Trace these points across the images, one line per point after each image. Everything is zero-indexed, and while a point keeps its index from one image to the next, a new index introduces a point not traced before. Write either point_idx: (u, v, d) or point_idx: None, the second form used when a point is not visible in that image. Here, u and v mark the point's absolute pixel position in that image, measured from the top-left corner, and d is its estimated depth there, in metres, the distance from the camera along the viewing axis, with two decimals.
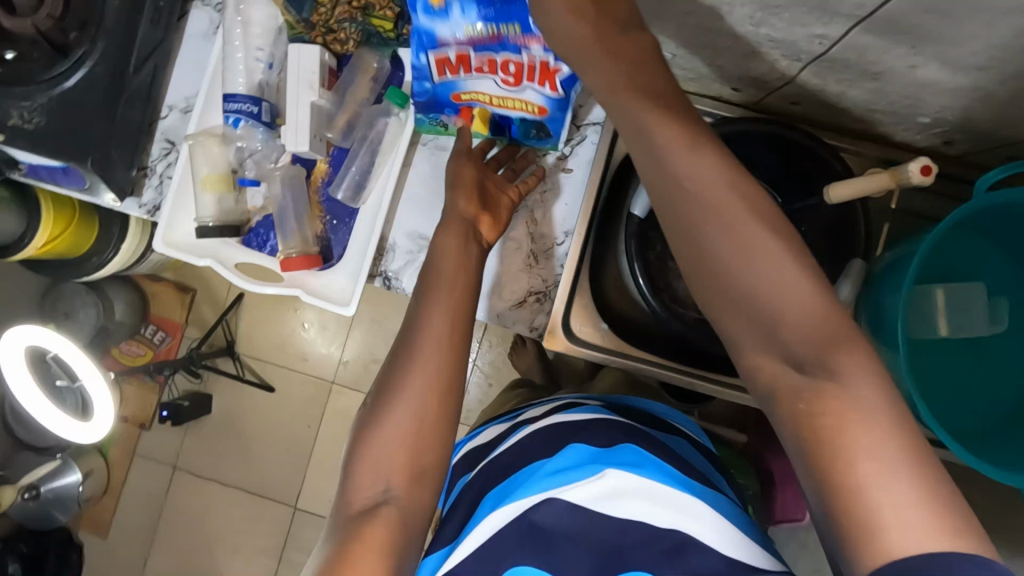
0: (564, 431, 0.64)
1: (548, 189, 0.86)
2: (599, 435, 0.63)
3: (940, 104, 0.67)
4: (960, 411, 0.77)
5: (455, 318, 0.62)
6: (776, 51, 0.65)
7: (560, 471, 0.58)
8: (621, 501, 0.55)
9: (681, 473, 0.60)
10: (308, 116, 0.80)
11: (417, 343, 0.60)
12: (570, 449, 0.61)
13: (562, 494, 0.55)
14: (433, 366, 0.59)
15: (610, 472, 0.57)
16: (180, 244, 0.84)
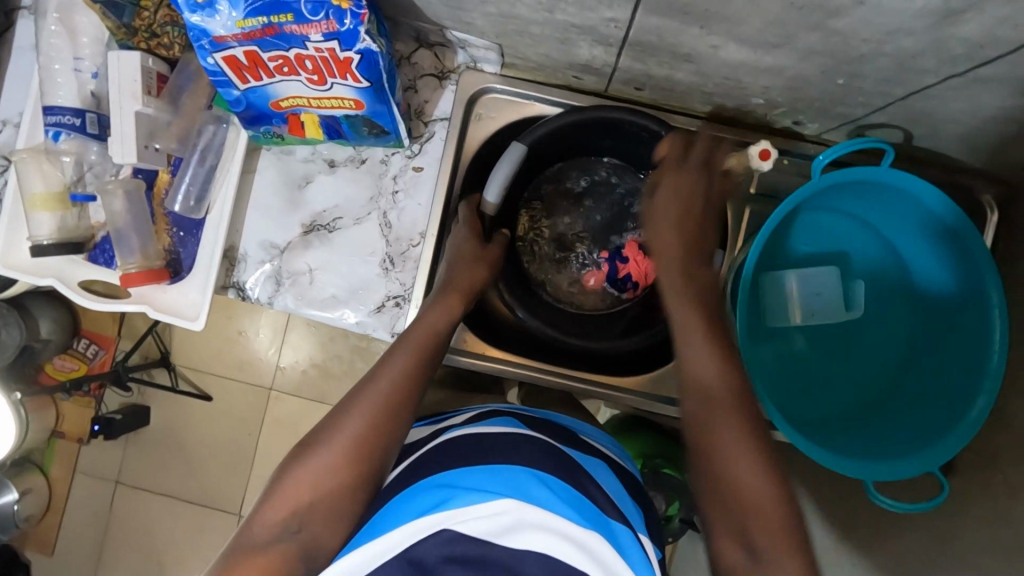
0: (471, 447, 0.62)
1: (400, 189, 0.83)
2: (508, 452, 0.62)
3: (761, 84, 0.64)
4: (813, 398, 0.76)
5: (415, 368, 0.64)
6: (588, 37, 0.63)
7: (462, 492, 0.56)
8: (520, 533, 0.53)
9: (586, 504, 0.58)
10: (133, 127, 0.76)
11: (371, 386, 0.62)
12: (476, 472, 0.58)
13: (464, 525, 0.53)
14: (381, 410, 0.60)
15: (513, 500, 0.55)
16: (17, 265, 0.81)
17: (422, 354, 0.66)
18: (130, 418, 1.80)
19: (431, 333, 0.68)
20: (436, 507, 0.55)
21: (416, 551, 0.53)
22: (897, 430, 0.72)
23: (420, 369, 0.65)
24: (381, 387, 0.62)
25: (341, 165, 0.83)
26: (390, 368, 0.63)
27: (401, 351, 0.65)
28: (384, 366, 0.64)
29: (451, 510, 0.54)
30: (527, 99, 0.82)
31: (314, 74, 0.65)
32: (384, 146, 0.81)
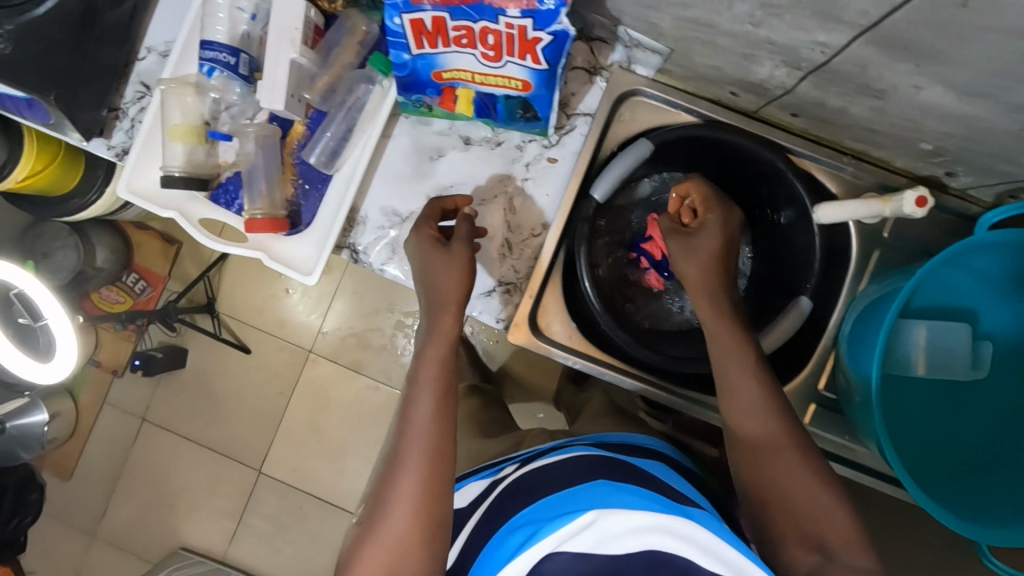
0: (550, 479, 0.64)
1: (530, 177, 0.82)
2: (578, 477, 0.63)
3: (940, 130, 0.63)
4: (913, 451, 0.75)
5: (440, 409, 0.66)
6: (776, 56, 0.61)
7: (550, 520, 0.56)
8: (615, 540, 0.53)
9: (651, 498, 0.58)
10: (286, 75, 0.75)
11: (410, 441, 0.64)
12: (555, 500, 0.60)
13: (564, 546, 0.53)
14: (426, 459, 0.63)
15: (594, 509, 0.55)
16: (145, 192, 0.81)
17: (440, 385, 0.67)
18: (167, 358, 1.80)
19: (437, 363, 0.69)
20: (531, 537, 0.55)
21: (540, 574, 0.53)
22: (1010, 492, 0.71)
23: (444, 405, 0.66)
24: (419, 436, 0.64)
25: (476, 144, 0.82)
26: (417, 416, 0.65)
27: (423, 392, 0.67)
28: (412, 414, 0.66)
29: (546, 538, 0.54)
30: (676, 108, 0.81)
31: (491, 49, 0.65)
32: (526, 131, 0.80)
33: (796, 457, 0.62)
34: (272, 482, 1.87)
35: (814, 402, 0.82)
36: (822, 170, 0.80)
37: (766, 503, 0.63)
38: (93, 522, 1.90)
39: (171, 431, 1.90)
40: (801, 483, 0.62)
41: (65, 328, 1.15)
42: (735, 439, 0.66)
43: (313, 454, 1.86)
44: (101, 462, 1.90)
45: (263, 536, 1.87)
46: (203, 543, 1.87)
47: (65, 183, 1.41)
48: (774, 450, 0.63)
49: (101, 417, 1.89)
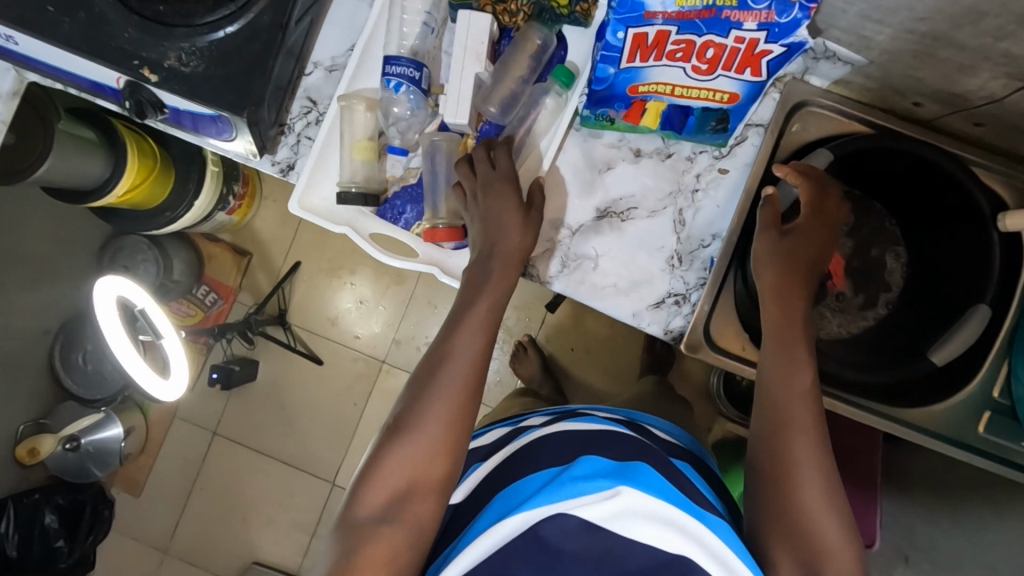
0: (580, 441, 0.67)
1: (700, 187, 0.83)
2: (610, 450, 0.66)
3: None
4: None
5: (473, 370, 0.67)
6: (1002, 67, 0.62)
7: (563, 484, 0.59)
8: (629, 520, 0.56)
9: (665, 483, 0.62)
10: (471, 89, 0.76)
11: (438, 387, 0.65)
12: (580, 464, 0.62)
13: (575, 510, 0.56)
14: (455, 406, 0.64)
15: (618, 485, 0.58)
16: (316, 209, 0.81)
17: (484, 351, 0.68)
18: (243, 371, 1.79)
19: (482, 329, 0.69)
20: (540, 496, 0.58)
21: (543, 529, 0.55)
22: None
23: (479, 366, 0.67)
24: (449, 382, 0.65)
25: (647, 156, 0.82)
26: (461, 355, 0.67)
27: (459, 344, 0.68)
28: (448, 356, 0.67)
29: (560, 500, 0.57)
30: (850, 118, 0.81)
31: (707, 63, 0.64)
32: (700, 142, 0.80)
33: (808, 440, 0.65)
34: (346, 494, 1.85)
35: (988, 409, 0.82)
36: (995, 177, 0.80)
37: (774, 470, 0.65)
38: (164, 538, 1.88)
39: (243, 445, 1.88)
40: (808, 466, 0.64)
41: (178, 353, 1.15)
42: (763, 397, 0.70)
43: None
44: (173, 476, 1.89)
45: None
46: (276, 558, 1.85)
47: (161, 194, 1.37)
48: (793, 432, 0.66)
49: (173, 432, 1.89)
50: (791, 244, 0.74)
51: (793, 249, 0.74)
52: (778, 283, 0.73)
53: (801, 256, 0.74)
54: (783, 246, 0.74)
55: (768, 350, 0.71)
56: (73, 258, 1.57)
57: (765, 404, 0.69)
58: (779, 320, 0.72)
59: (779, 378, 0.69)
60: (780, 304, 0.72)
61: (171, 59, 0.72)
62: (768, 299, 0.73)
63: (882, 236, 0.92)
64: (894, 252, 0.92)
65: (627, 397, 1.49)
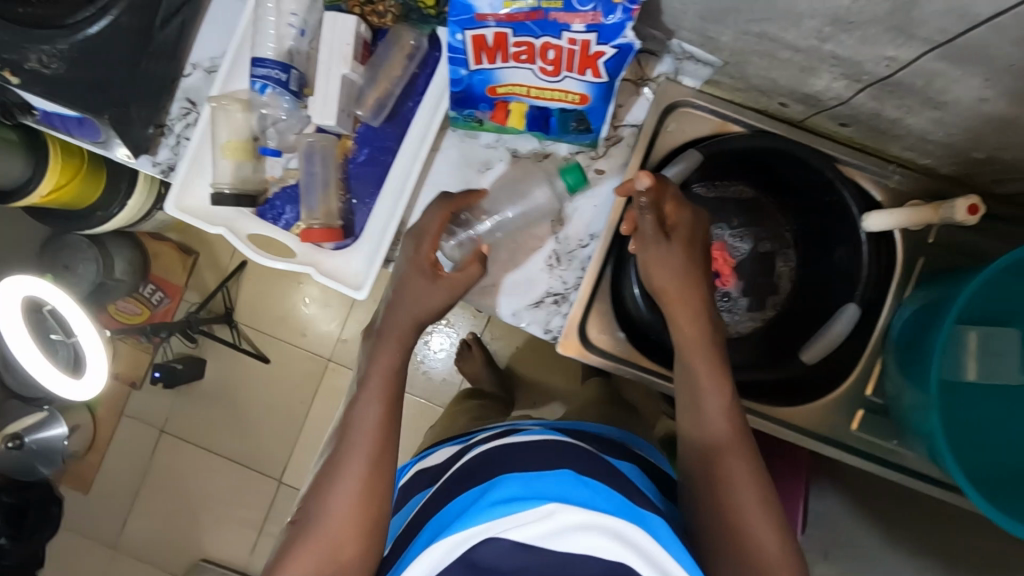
0: (521, 453, 0.66)
1: (578, 188, 0.83)
2: (536, 458, 0.64)
3: (998, 142, 0.64)
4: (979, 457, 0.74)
5: (388, 411, 0.68)
6: (837, 68, 0.62)
7: (499, 502, 0.57)
8: (569, 535, 0.53)
9: (604, 492, 0.59)
10: (338, 90, 0.76)
11: (353, 444, 0.66)
12: (518, 479, 0.59)
13: (510, 532, 0.54)
14: (367, 464, 0.65)
15: (553, 503, 0.55)
16: (193, 209, 0.81)
17: (391, 400, 0.69)
18: (188, 368, 1.80)
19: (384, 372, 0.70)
20: (476, 517, 0.56)
21: (475, 554, 0.53)
22: None
23: (394, 412, 0.69)
24: (362, 443, 0.66)
25: (524, 156, 0.83)
26: (363, 421, 0.67)
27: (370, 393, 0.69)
28: (354, 422, 0.68)
29: (493, 521, 0.55)
30: (723, 119, 0.81)
31: (551, 64, 0.65)
32: (575, 143, 0.80)
33: (746, 479, 0.66)
34: (292, 491, 1.85)
35: (862, 408, 0.83)
36: (867, 177, 0.81)
37: (715, 507, 0.65)
38: (113, 535, 1.88)
39: (192, 442, 1.88)
40: (750, 509, 0.64)
41: (95, 347, 1.14)
42: (695, 440, 0.70)
43: None
44: (123, 473, 1.89)
45: None
46: (225, 555, 1.86)
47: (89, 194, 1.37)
48: (731, 474, 0.66)
49: (121, 430, 1.88)
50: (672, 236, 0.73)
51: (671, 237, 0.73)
52: (663, 268, 0.72)
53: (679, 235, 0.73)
54: (670, 249, 0.72)
55: (684, 387, 0.72)
56: (11, 256, 1.57)
57: (699, 441, 0.70)
58: (703, 356, 0.72)
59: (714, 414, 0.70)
60: (665, 267, 0.72)
61: (32, 61, 0.71)
62: (688, 342, 0.72)
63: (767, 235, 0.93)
64: (783, 254, 0.93)
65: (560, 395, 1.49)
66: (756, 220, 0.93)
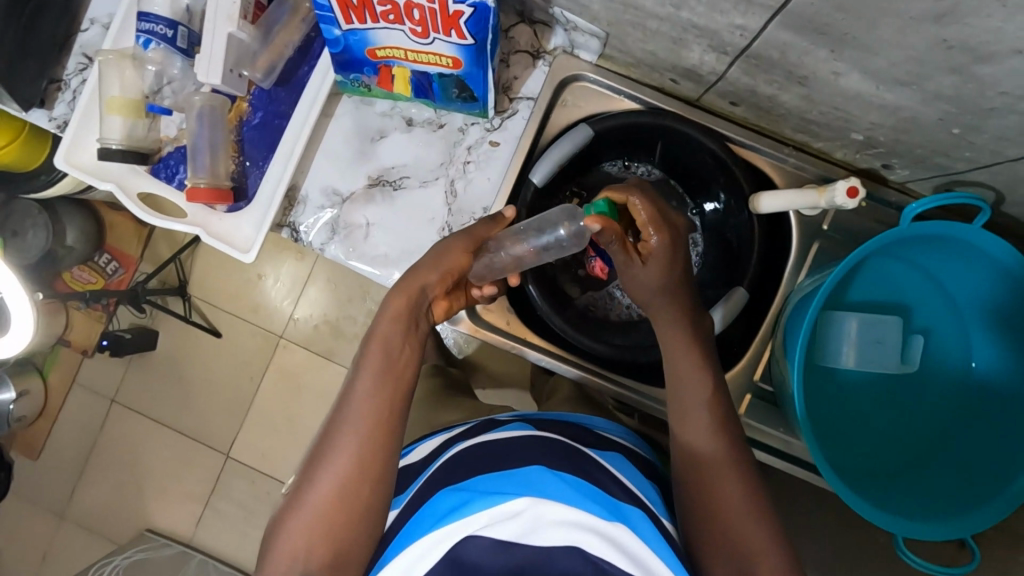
0: (491, 454, 0.64)
1: (473, 159, 0.82)
2: (516, 458, 0.63)
3: (869, 120, 0.63)
4: (865, 451, 0.73)
5: (379, 387, 0.63)
6: (703, 40, 0.61)
7: (480, 495, 0.56)
8: (543, 529, 0.53)
9: (592, 488, 0.58)
10: (224, 49, 0.75)
11: (346, 420, 0.61)
12: (491, 479, 0.59)
13: (486, 530, 0.53)
14: (359, 437, 0.60)
15: (528, 497, 0.54)
16: (83, 165, 0.81)
17: (383, 374, 0.63)
18: (138, 339, 1.65)
19: (381, 343, 0.65)
20: (452, 515, 0.55)
21: (460, 551, 0.53)
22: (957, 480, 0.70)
23: (392, 390, 0.63)
24: (355, 414, 0.61)
25: (418, 126, 0.82)
26: (360, 392, 0.62)
27: (364, 369, 0.64)
28: (350, 396, 0.63)
29: (467, 520, 0.54)
30: (618, 94, 0.80)
31: (418, 26, 0.64)
32: (467, 113, 0.80)
33: (736, 478, 0.60)
34: (243, 468, 1.68)
35: (750, 393, 0.82)
36: (762, 159, 0.80)
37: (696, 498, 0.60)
38: (53, 512, 1.72)
39: (140, 415, 1.72)
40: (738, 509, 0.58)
41: (23, 310, 1.09)
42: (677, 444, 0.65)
43: (285, 443, 1.67)
44: (71, 443, 1.73)
45: (231, 522, 1.67)
46: (171, 526, 1.69)
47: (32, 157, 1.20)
48: (718, 472, 0.60)
49: (72, 398, 1.73)
50: (661, 259, 0.68)
51: (655, 255, 0.68)
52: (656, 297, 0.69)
53: (668, 252, 0.68)
54: (646, 272, 0.68)
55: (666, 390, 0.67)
56: None
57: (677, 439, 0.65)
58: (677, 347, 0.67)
59: (697, 394, 0.65)
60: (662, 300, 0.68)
61: None
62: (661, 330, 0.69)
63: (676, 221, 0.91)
64: (691, 239, 0.90)
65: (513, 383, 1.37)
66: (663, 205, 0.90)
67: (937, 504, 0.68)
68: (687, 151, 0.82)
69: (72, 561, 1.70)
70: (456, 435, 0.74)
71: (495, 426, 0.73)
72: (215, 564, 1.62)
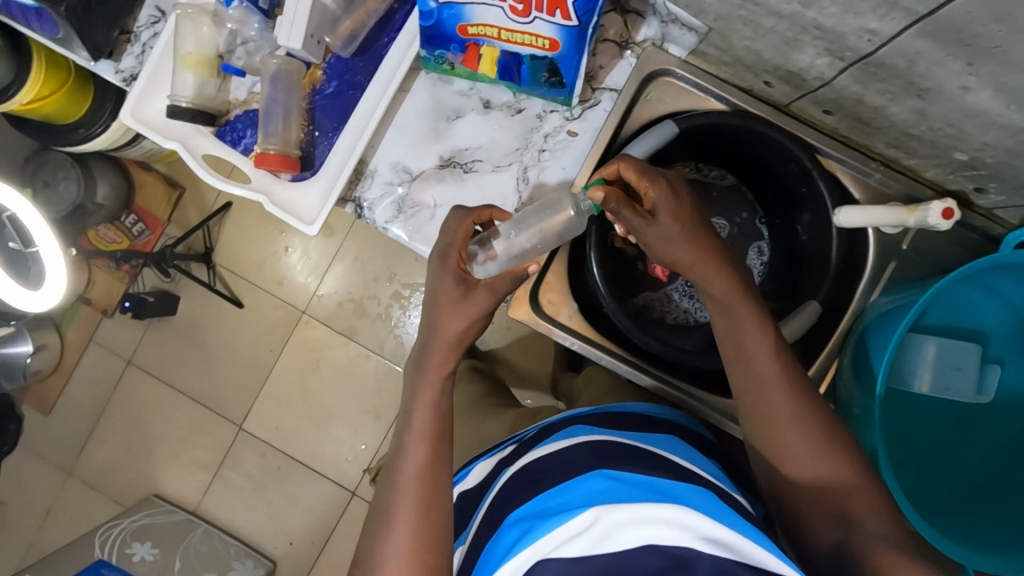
0: (548, 467, 0.63)
1: (549, 147, 0.80)
2: (573, 468, 0.61)
3: (983, 140, 0.61)
4: (936, 481, 0.71)
5: (428, 459, 0.64)
6: (820, 42, 0.59)
7: (549, 516, 0.54)
8: (614, 537, 0.51)
9: (656, 483, 0.56)
10: (308, 14, 0.73)
11: (398, 496, 0.63)
12: (554, 493, 0.57)
13: (559, 551, 0.51)
14: (416, 502, 0.62)
15: (595, 507, 0.52)
16: (149, 121, 0.79)
17: (424, 442, 0.65)
18: (159, 303, 1.62)
19: (420, 417, 0.67)
20: (523, 540, 0.53)
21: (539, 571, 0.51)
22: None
23: (432, 455, 0.65)
24: (406, 487, 0.63)
25: (495, 108, 0.80)
26: (401, 470, 0.64)
27: (410, 444, 0.65)
28: (396, 470, 0.65)
29: (540, 542, 0.52)
30: (705, 93, 0.78)
31: (521, 3, 0.62)
32: (550, 100, 0.77)
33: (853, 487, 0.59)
34: (255, 440, 1.66)
35: None
36: (847, 172, 0.78)
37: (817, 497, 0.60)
38: (60, 469, 1.69)
39: (155, 378, 1.71)
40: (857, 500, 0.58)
41: (58, 268, 1.06)
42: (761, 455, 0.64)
43: (300, 418, 1.65)
44: (84, 402, 1.71)
45: (239, 493, 1.66)
46: (179, 492, 1.67)
47: (72, 112, 1.14)
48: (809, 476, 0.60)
49: (89, 356, 1.71)
50: (677, 216, 0.65)
51: (664, 208, 0.65)
52: (681, 250, 0.65)
53: (682, 206, 0.65)
54: (658, 229, 0.65)
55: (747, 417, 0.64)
56: None
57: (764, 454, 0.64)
58: (740, 355, 0.64)
59: (762, 402, 0.63)
60: (707, 268, 0.66)
61: None
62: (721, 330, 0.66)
63: (744, 230, 0.91)
64: (758, 247, 0.90)
65: (542, 376, 1.35)
66: (731, 213, 0.90)
67: (1007, 537, 0.67)
68: (768, 155, 0.80)
69: (76, 520, 1.68)
70: (511, 453, 0.73)
71: (541, 439, 0.71)
72: (220, 534, 1.61)
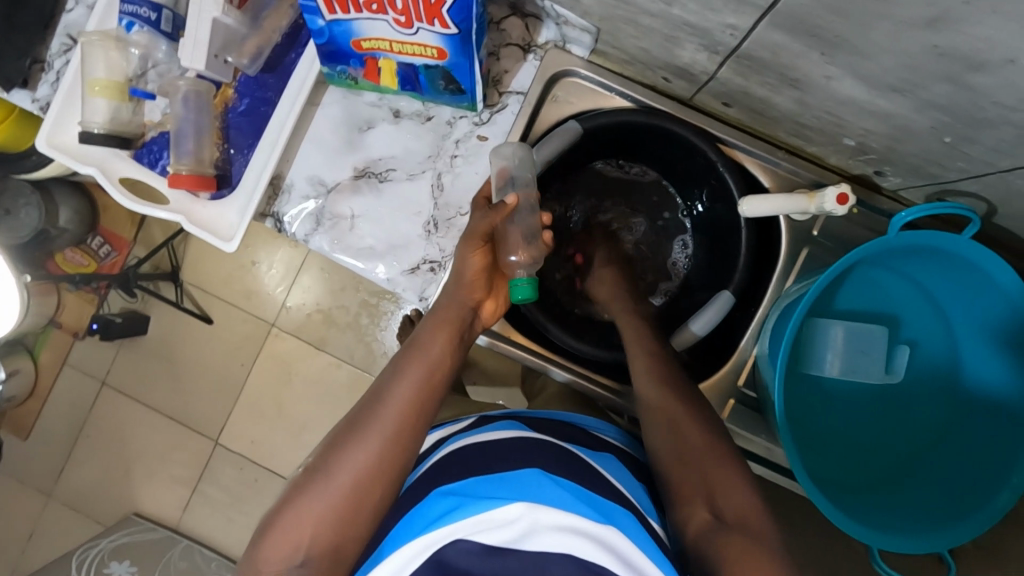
0: (482, 453, 0.63)
1: (461, 153, 0.81)
2: (511, 459, 0.61)
3: (863, 126, 0.61)
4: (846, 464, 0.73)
5: (417, 399, 0.63)
6: (695, 39, 0.60)
7: (473, 499, 0.54)
8: (536, 536, 0.51)
9: (593, 497, 0.56)
10: (209, 33, 0.73)
11: (377, 416, 0.60)
12: (479, 481, 0.57)
13: (475, 536, 0.51)
14: (393, 432, 0.60)
15: (524, 504, 0.52)
16: (65, 147, 0.80)
17: (422, 384, 0.64)
18: (127, 323, 1.62)
19: (422, 358, 0.66)
20: (442, 517, 0.54)
21: (446, 554, 0.51)
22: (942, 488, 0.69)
23: (423, 398, 0.63)
24: (388, 414, 0.61)
25: (406, 117, 0.81)
26: (395, 394, 0.62)
27: (404, 378, 0.64)
28: (384, 398, 0.62)
29: (455, 523, 0.52)
30: (609, 91, 0.79)
31: (403, 16, 0.63)
32: (457, 106, 0.78)
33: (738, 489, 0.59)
34: (231, 454, 1.67)
35: (734, 399, 0.81)
36: (755, 163, 0.78)
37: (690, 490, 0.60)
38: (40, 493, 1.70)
39: (124, 395, 1.70)
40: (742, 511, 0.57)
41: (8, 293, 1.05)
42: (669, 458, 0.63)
43: (273, 430, 1.66)
44: (59, 426, 1.71)
45: (217, 507, 1.66)
46: (158, 510, 1.68)
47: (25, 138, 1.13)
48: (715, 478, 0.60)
49: (62, 380, 1.71)
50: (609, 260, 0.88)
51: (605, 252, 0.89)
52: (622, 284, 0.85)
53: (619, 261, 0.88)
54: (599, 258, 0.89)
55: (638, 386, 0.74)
56: None
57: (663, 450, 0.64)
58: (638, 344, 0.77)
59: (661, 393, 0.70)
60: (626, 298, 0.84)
61: None
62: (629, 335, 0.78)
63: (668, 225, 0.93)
64: (682, 241, 0.92)
65: None
66: (655, 210, 0.92)
67: (919, 516, 0.67)
68: (673, 149, 0.82)
69: (58, 542, 1.69)
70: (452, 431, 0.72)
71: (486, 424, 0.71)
72: (200, 549, 1.61)
